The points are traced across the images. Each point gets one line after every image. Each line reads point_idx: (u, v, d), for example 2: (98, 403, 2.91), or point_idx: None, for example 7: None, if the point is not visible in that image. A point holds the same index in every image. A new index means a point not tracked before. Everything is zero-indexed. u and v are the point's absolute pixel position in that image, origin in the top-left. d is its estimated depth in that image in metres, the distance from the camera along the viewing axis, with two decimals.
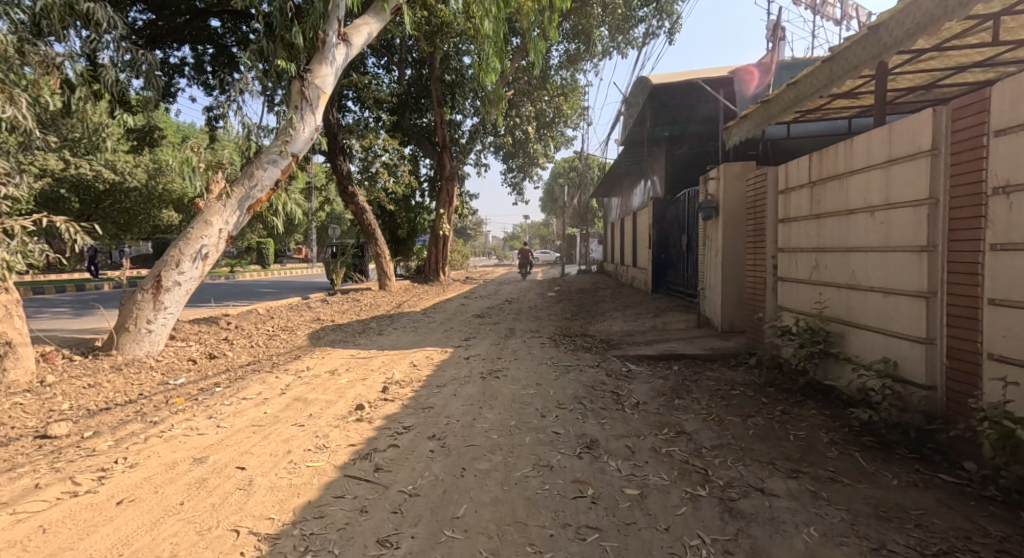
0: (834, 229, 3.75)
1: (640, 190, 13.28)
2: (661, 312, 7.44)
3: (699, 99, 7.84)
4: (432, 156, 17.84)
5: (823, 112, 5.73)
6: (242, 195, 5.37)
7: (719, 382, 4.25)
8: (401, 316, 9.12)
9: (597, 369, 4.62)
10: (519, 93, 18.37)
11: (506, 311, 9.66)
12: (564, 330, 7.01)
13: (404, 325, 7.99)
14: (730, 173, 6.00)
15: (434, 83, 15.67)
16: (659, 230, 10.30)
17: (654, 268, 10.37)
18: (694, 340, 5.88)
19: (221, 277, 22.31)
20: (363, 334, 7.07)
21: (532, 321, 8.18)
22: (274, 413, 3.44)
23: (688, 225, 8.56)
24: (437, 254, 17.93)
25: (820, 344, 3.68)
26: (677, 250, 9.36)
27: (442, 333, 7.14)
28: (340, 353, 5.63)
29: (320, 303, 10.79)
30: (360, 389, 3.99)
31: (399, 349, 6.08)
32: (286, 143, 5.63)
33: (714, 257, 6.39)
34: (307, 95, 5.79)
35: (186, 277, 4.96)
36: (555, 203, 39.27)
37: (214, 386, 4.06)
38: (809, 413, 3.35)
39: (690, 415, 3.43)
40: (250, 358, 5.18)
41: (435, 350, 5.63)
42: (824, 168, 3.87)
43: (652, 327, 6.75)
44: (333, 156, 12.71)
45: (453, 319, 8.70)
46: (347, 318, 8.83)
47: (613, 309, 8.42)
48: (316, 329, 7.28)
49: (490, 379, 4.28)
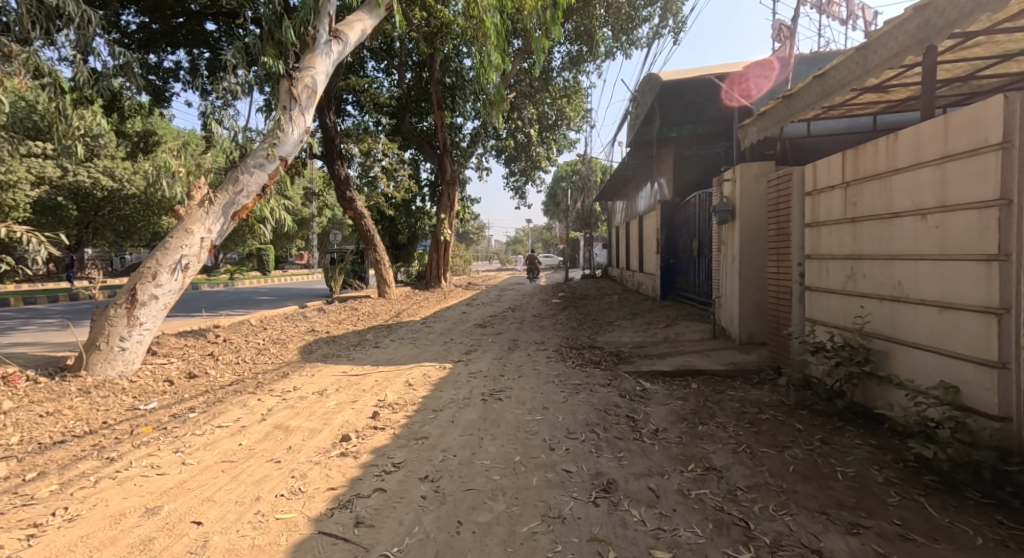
0: (873, 234, 3.37)
1: (646, 192, 12.93)
2: (673, 321, 7.05)
3: (711, 99, 7.47)
4: (432, 160, 17.53)
5: (847, 108, 5.35)
6: (225, 201, 5.03)
7: (745, 403, 3.85)
8: (400, 325, 8.76)
9: (609, 388, 4.23)
10: (520, 96, 18.09)
11: (509, 320, 9.28)
12: (570, 342, 6.62)
13: (402, 336, 7.61)
14: (747, 175, 5.65)
15: (434, 86, 15.44)
16: (667, 234, 9.92)
17: (663, 274, 9.97)
18: (711, 354, 5.48)
19: (220, 284, 22.02)
20: (358, 347, 6.70)
21: (536, 331, 7.80)
22: (249, 445, 3.07)
23: (699, 229, 8.18)
24: (438, 259, 17.58)
25: (859, 363, 3.30)
26: (687, 255, 8.97)
27: (442, 345, 6.78)
28: (332, 369, 5.26)
29: (317, 312, 10.45)
30: (349, 415, 3.62)
31: (395, 364, 5.70)
32: (274, 145, 5.30)
33: (730, 263, 6.02)
34: (296, 94, 5.44)
35: (164, 290, 4.61)
36: (558, 208, 39.03)
37: (190, 411, 3.70)
38: (854, 443, 2.96)
39: (718, 445, 3.04)
40: (233, 377, 4.81)
41: (433, 366, 5.25)
42: (861, 166, 3.49)
43: (664, 339, 6.35)
44: (330, 160, 12.41)
45: (454, 329, 8.34)
46: (343, 329, 8.46)
47: (622, 318, 8.03)
48: (309, 342, 6.92)
49: (492, 402, 3.91)
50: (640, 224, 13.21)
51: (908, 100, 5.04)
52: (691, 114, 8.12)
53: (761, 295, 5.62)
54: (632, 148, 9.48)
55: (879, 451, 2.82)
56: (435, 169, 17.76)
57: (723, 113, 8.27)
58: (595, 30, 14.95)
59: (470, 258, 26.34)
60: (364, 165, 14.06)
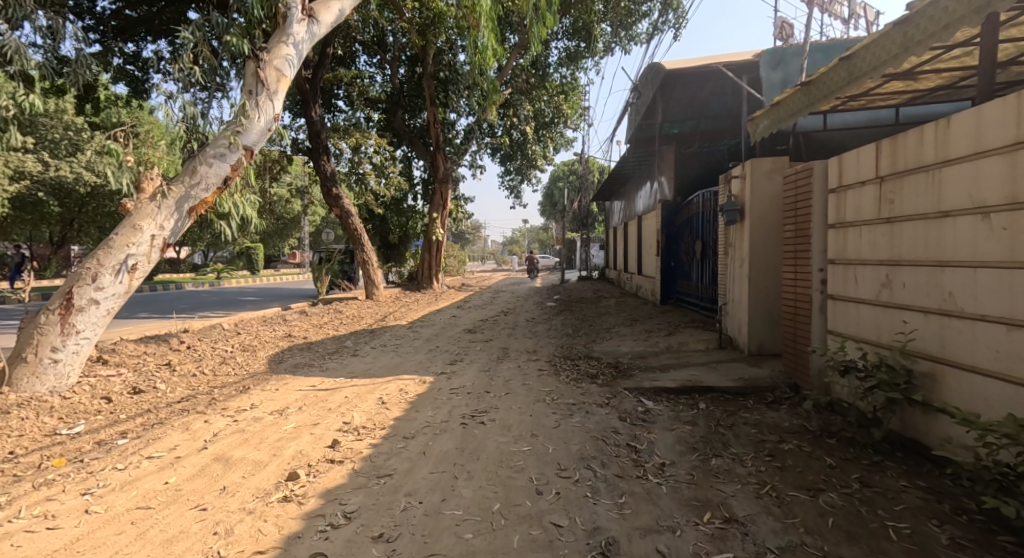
0: (915, 236, 2.90)
1: (645, 192, 12.48)
2: (676, 329, 6.57)
3: (717, 91, 7.00)
4: (425, 157, 17.03)
5: (868, 98, 4.88)
6: (180, 195, 4.52)
7: (762, 428, 3.37)
8: (384, 331, 8.26)
9: (608, 409, 3.74)
10: (517, 92, 17.65)
11: (500, 326, 8.78)
12: (565, 352, 6.13)
13: (385, 343, 7.10)
14: (758, 172, 5.20)
15: (427, 81, 14.79)
16: (667, 235, 9.46)
17: (663, 277, 9.51)
18: (720, 367, 5.00)
19: (205, 283, 21.35)
20: (334, 355, 6.18)
21: (529, 338, 7.30)
22: (176, 484, 2.56)
23: (702, 229, 7.72)
24: (430, 260, 17.05)
25: (900, 388, 2.82)
26: (688, 257, 8.51)
27: (425, 354, 6.28)
28: (299, 383, 4.74)
29: (298, 315, 9.93)
30: (305, 443, 3.11)
31: (372, 375, 5.19)
32: (237, 133, 4.79)
33: (738, 267, 5.58)
34: (262, 77, 4.93)
35: (106, 294, 4.09)
36: (554, 208, 38.63)
37: (121, 437, 3.19)
38: (899, 486, 2.48)
39: (739, 487, 2.55)
40: (186, 392, 4.28)
41: (412, 380, 4.75)
42: (900, 157, 3.02)
43: (667, 349, 5.86)
44: (316, 155, 11.84)
45: (442, 335, 7.84)
46: (322, 334, 7.94)
47: (620, 324, 7.55)
48: (282, 350, 6.39)
49: (473, 426, 3.41)
50: (639, 225, 12.75)
51: (938, 89, 4.58)
52: (694, 107, 7.64)
53: (773, 303, 5.19)
54: (631, 145, 9.03)
55: (933, 499, 2.34)
56: (428, 167, 17.26)
57: (729, 110, 7.81)
58: (594, 24, 14.55)
59: (464, 259, 25.85)
60: (353, 162, 13.57)
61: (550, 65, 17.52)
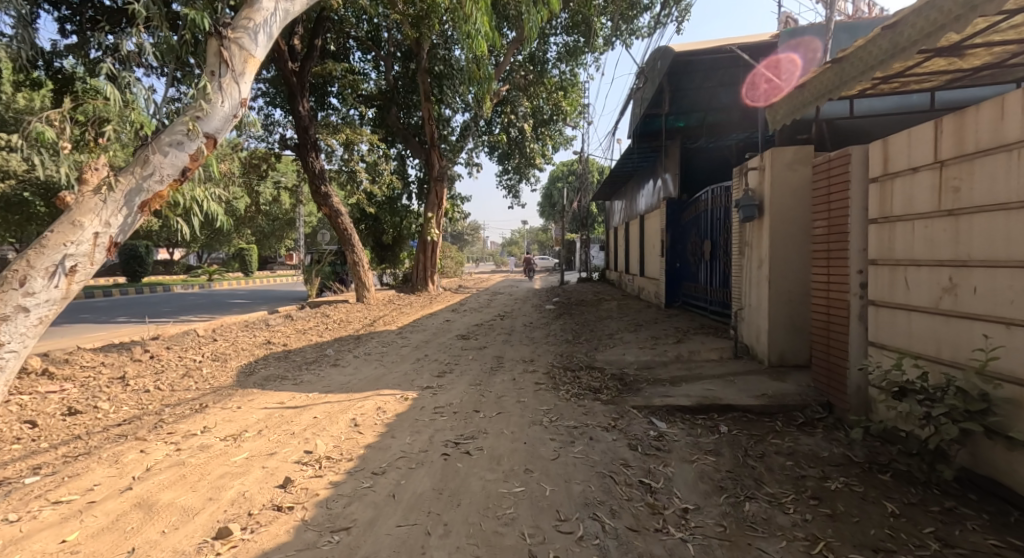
0: (990, 231, 2.38)
1: (648, 190, 12.01)
2: (686, 336, 6.06)
3: (727, 75, 6.55)
4: (420, 155, 16.53)
5: (904, 80, 4.37)
6: (130, 187, 3.99)
7: (798, 460, 2.85)
8: (371, 337, 7.74)
9: (615, 436, 3.21)
10: (514, 89, 17.17)
11: (495, 331, 8.26)
12: (564, 361, 5.61)
13: (371, 352, 6.58)
14: (779, 163, 4.71)
15: (422, 76, 14.27)
16: (673, 233, 8.94)
17: (668, 279, 8.99)
18: (738, 380, 4.49)
19: (196, 285, 20.77)
20: (312, 365, 5.65)
21: (526, 345, 6.77)
22: (75, 544, 2.03)
23: (712, 228, 7.19)
24: (425, 261, 16.53)
25: (977, 418, 2.28)
26: (696, 257, 7.98)
27: (412, 364, 5.77)
28: (267, 400, 4.22)
29: (283, 320, 9.40)
30: (252, 481, 2.58)
31: (350, 389, 4.67)
32: (196, 119, 4.27)
33: (755, 269, 5.08)
34: (225, 56, 4.39)
35: (37, 301, 3.57)
36: (553, 208, 38.12)
37: (32, 473, 2.66)
38: (988, 548, 1.96)
39: (783, 547, 2.03)
40: (133, 412, 3.75)
41: (393, 396, 4.22)
42: (968, 136, 2.51)
43: (677, 359, 5.34)
44: (304, 151, 11.32)
45: (433, 342, 7.32)
46: (304, 340, 7.41)
47: (623, 330, 7.04)
48: (257, 359, 5.86)
49: (457, 457, 2.89)
50: (641, 225, 12.27)
51: (983, 70, 4.08)
52: (701, 95, 7.19)
53: (796, 309, 4.70)
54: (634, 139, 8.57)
55: None
56: (423, 165, 16.75)
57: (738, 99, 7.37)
58: (594, 18, 14.10)
59: (461, 260, 25.32)
60: (344, 160, 13.05)
61: (549, 61, 17.03)
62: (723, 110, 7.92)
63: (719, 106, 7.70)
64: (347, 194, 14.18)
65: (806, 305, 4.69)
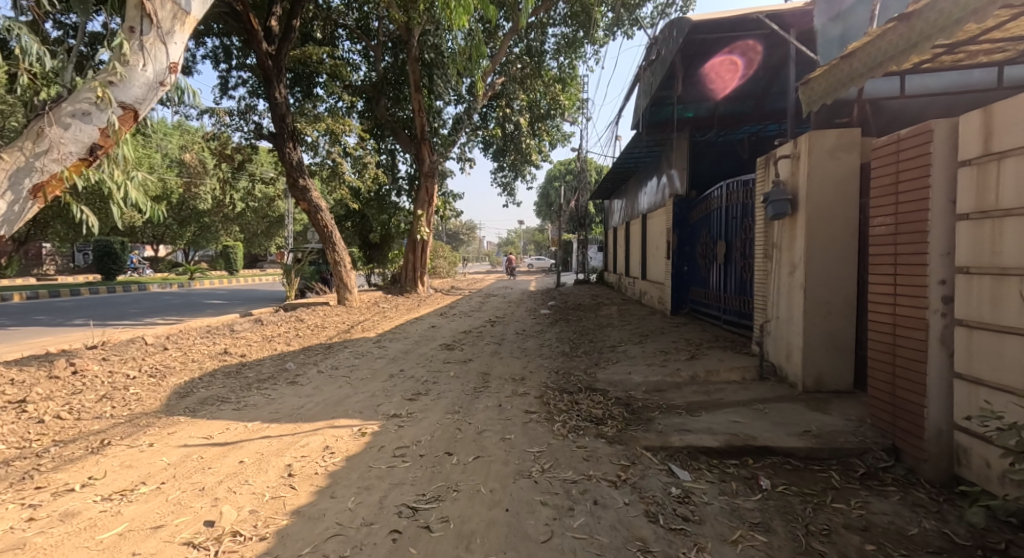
0: None
1: (650, 188, 11.28)
2: (701, 350, 5.30)
3: (746, 51, 5.91)
4: (410, 149, 15.71)
5: (974, 48, 3.63)
6: (15, 167, 3.18)
7: (880, 544, 2.07)
8: (346, 346, 6.94)
9: (628, 500, 2.41)
10: (510, 82, 16.41)
11: (484, 341, 7.46)
12: (560, 381, 4.83)
13: (341, 365, 5.77)
14: (818, 150, 3.94)
15: (411, 65, 13.36)
16: (680, 234, 8.23)
17: (674, 283, 8.26)
18: (770, 410, 3.73)
19: (173, 285, 19.74)
20: (266, 383, 4.84)
21: (517, 359, 5.98)
22: None
23: (726, 226, 6.50)
24: (414, 261, 15.70)
25: None
26: (706, 259, 7.29)
27: (383, 382, 4.97)
28: (192, 433, 3.40)
29: (251, 325, 8.58)
30: None
31: (301, 417, 3.86)
32: (107, 83, 3.42)
33: (785, 274, 4.33)
34: (148, 7, 3.54)
35: None
36: (550, 208, 37.23)
37: None
38: None
39: None
40: (7, 454, 2.96)
41: (350, 430, 3.43)
42: None
43: (692, 380, 4.58)
44: (280, 141, 10.45)
45: (414, 354, 6.53)
46: (267, 350, 6.58)
47: (627, 343, 6.26)
48: (204, 374, 5.05)
49: (412, 538, 2.09)
50: (643, 225, 11.54)
51: None
52: (715, 76, 6.52)
53: (836, 322, 3.95)
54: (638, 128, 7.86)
55: None
56: (413, 160, 15.96)
57: (754, 81, 6.74)
58: (595, 7, 13.35)
59: (454, 261, 24.49)
60: (327, 152, 12.22)
61: (547, 52, 16.26)
62: (738, 97, 7.26)
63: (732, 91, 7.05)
64: (330, 189, 13.34)
65: (849, 318, 3.94)
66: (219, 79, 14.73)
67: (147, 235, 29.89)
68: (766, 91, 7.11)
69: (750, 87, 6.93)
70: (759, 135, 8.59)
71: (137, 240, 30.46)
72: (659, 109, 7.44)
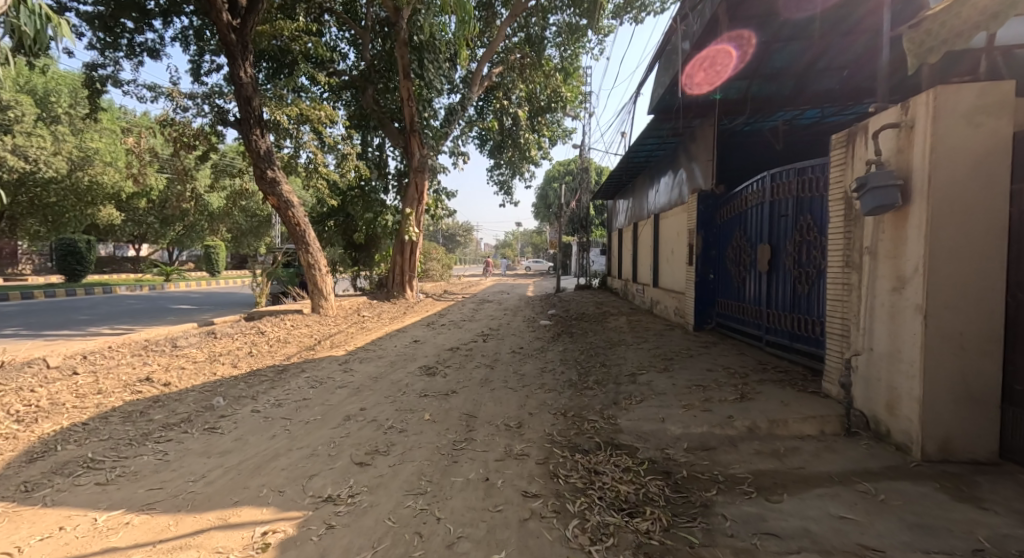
0: None
1: (664, 185, 10.13)
2: (755, 388, 4.09)
3: (804, 11, 4.84)
4: (399, 143, 14.53)
5: None
6: None
7: None
8: (305, 370, 5.70)
9: None
10: (508, 73, 15.30)
11: (473, 362, 6.24)
12: (571, 431, 3.60)
13: (288, 400, 4.53)
14: (946, 114, 2.73)
15: (399, 49, 12.18)
16: (706, 233, 7.08)
17: (698, 293, 7.10)
18: (890, 495, 2.50)
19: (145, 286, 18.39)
20: (174, 431, 3.58)
21: (513, 392, 4.75)
22: None
23: (770, 224, 5.33)
24: (403, 263, 14.53)
25: None
26: (742, 265, 6.14)
27: (333, 430, 3.74)
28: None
29: (201, 339, 7.31)
30: None
31: (193, 497, 2.61)
32: None
33: (886, 291, 3.11)
34: None
35: None
36: (549, 208, 36.08)
37: None
38: None
39: None
40: None
41: (247, 539, 2.18)
42: None
43: (751, 433, 3.36)
44: (245, 128, 9.22)
45: (386, 382, 5.28)
46: (204, 375, 5.33)
47: (649, 372, 5.05)
48: (96, 416, 3.81)
49: None
50: (656, 226, 10.34)
51: None
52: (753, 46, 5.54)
53: (971, 362, 2.74)
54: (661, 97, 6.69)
55: None
56: (402, 154, 14.76)
57: (792, 57, 5.87)
58: None
59: (449, 263, 23.22)
60: (305, 143, 11.03)
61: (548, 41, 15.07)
62: (773, 75, 6.31)
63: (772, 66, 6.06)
64: (308, 183, 12.13)
65: (989, 356, 2.74)
66: (191, 64, 13.53)
67: (127, 233, 28.51)
68: (808, 69, 6.12)
69: (791, 62, 5.96)
70: (793, 122, 7.51)
71: (117, 237, 29.12)
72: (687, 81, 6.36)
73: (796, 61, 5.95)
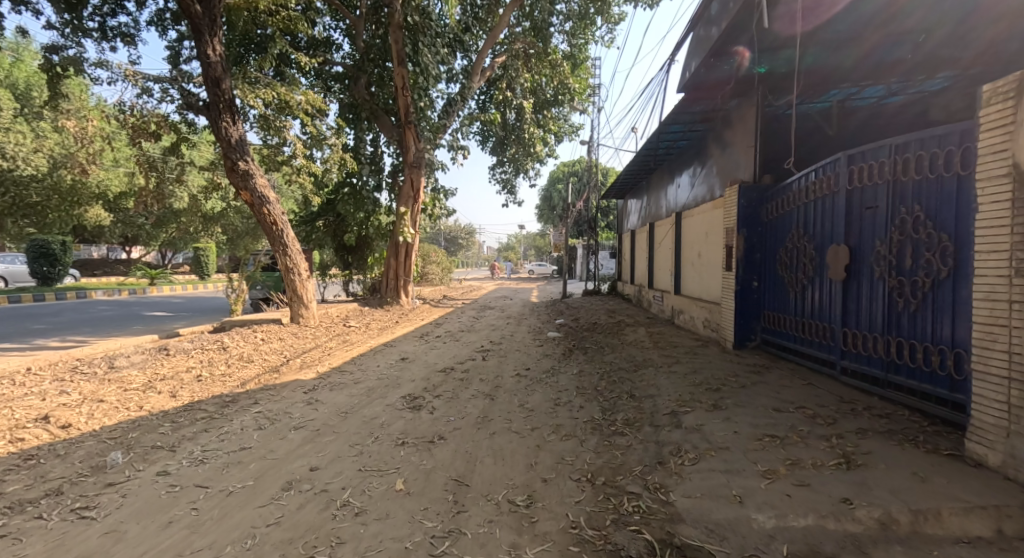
0: None
1: (686, 181, 8.99)
2: (860, 447, 2.92)
3: None
4: (394, 136, 13.46)
5: None
6: None
7: None
8: (259, 403, 4.54)
9: None
10: (512, 62, 14.11)
11: (469, 390, 5.10)
12: (607, 522, 2.46)
13: (219, 453, 3.38)
14: None
15: (393, 32, 11.06)
16: (749, 230, 5.93)
17: (741, 303, 5.95)
18: None
19: (125, 290, 17.24)
20: (17, 519, 2.43)
21: (518, 440, 3.59)
22: None
23: (849, 219, 4.16)
24: (396, 267, 13.46)
25: None
26: (801, 269, 4.98)
27: (260, 511, 2.59)
28: None
29: (148, 357, 6.17)
30: None
31: None
32: None
33: None
34: None
35: None
36: (553, 210, 34.83)
37: None
38: None
39: None
40: None
41: None
42: None
43: (885, 531, 2.20)
44: (215, 114, 8.15)
45: (356, 422, 4.12)
46: (124, 412, 4.16)
47: (696, 411, 3.88)
48: None
49: None
50: (679, 226, 9.19)
51: None
52: (815, 2, 4.49)
53: None
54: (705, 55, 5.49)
55: None
56: (398, 150, 13.70)
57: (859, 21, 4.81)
58: None
59: (448, 267, 21.98)
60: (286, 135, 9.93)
61: (555, 29, 14.01)
62: (834, 42, 5.18)
63: (834, 32, 4.97)
64: (291, 179, 11.04)
65: None
66: (169, 51, 12.45)
67: (116, 233, 27.46)
68: (877, 37, 5.06)
69: (862, 25, 4.84)
70: (848, 101, 6.48)
71: (105, 238, 28.03)
72: (735, 35, 5.19)
73: (865, 26, 4.87)
